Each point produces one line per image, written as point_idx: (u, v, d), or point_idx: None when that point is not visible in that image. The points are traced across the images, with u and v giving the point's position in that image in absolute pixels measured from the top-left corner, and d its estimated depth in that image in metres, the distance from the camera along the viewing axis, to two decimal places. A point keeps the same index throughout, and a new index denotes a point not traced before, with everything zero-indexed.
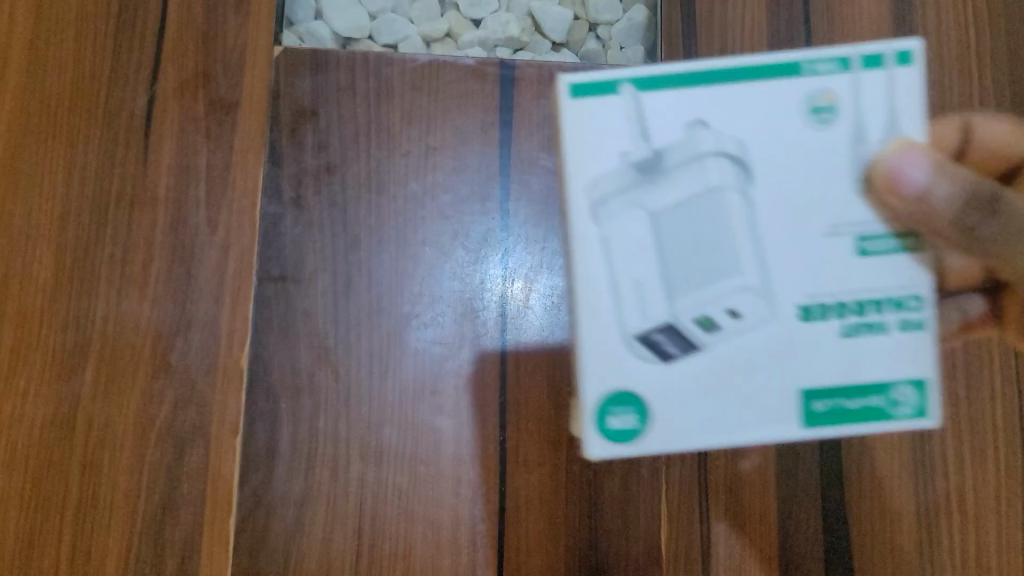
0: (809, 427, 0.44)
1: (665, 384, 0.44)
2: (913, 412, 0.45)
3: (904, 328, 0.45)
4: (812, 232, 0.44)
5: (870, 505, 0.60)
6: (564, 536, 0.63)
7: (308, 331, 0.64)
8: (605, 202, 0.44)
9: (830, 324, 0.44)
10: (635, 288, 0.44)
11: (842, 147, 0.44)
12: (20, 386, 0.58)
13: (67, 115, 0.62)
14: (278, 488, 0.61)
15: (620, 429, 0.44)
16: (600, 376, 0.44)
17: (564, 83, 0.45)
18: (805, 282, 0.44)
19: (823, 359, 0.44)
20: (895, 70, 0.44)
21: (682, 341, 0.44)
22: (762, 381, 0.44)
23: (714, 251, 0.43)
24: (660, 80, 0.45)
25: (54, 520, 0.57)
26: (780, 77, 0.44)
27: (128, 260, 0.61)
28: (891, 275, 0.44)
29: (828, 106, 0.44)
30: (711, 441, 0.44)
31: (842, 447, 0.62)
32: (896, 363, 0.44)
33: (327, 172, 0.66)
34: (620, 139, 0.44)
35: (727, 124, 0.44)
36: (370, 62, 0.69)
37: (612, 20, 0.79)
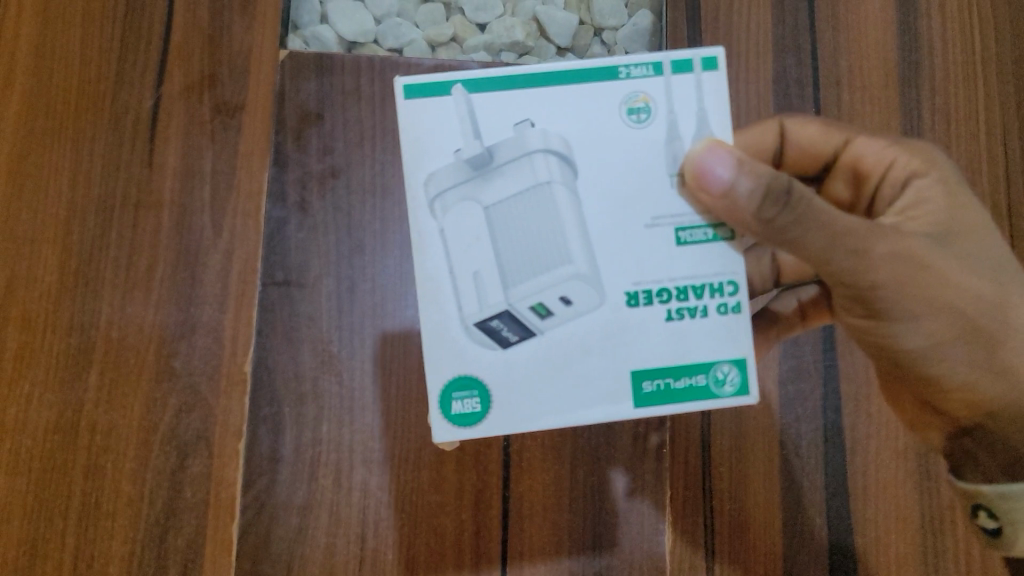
0: (639, 406, 0.47)
1: (507, 367, 0.47)
2: (735, 390, 0.48)
3: (723, 311, 0.48)
4: (630, 224, 0.47)
5: (877, 511, 0.63)
6: (567, 542, 0.62)
7: (311, 336, 0.64)
8: (442, 196, 0.46)
9: (654, 308, 0.47)
10: (473, 277, 0.46)
11: (655, 144, 0.47)
12: (24, 390, 0.58)
13: (72, 117, 0.62)
14: (281, 493, 0.61)
15: (462, 413, 0.47)
16: (444, 362, 0.47)
17: (402, 85, 0.47)
18: (629, 270, 0.47)
19: (648, 343, 0.47)
20: (703, 74, 0.48)
21: (517, 327, 0.47)
22: (597, 364, 0.47)
23: (537, 243, 0.46)
24: (489, 81, 0.47)
25: (56, 524, 0.57)
26: (597, 79, 0.47)
27: (132, 263, 0.61)
28: (708, 262, 0.47)
29: (641, 107, 0.47)
30: (550, 420, 0.47)
31: (846, 456, 0.64)
32: (721, 345, 0.47)
33: (331, 177, 0.66)
34: (454, 138, 0.47)
35: (549, 123, 0.47)
36: (375, 67, 0.69)
37: (617, 25, 0.76)
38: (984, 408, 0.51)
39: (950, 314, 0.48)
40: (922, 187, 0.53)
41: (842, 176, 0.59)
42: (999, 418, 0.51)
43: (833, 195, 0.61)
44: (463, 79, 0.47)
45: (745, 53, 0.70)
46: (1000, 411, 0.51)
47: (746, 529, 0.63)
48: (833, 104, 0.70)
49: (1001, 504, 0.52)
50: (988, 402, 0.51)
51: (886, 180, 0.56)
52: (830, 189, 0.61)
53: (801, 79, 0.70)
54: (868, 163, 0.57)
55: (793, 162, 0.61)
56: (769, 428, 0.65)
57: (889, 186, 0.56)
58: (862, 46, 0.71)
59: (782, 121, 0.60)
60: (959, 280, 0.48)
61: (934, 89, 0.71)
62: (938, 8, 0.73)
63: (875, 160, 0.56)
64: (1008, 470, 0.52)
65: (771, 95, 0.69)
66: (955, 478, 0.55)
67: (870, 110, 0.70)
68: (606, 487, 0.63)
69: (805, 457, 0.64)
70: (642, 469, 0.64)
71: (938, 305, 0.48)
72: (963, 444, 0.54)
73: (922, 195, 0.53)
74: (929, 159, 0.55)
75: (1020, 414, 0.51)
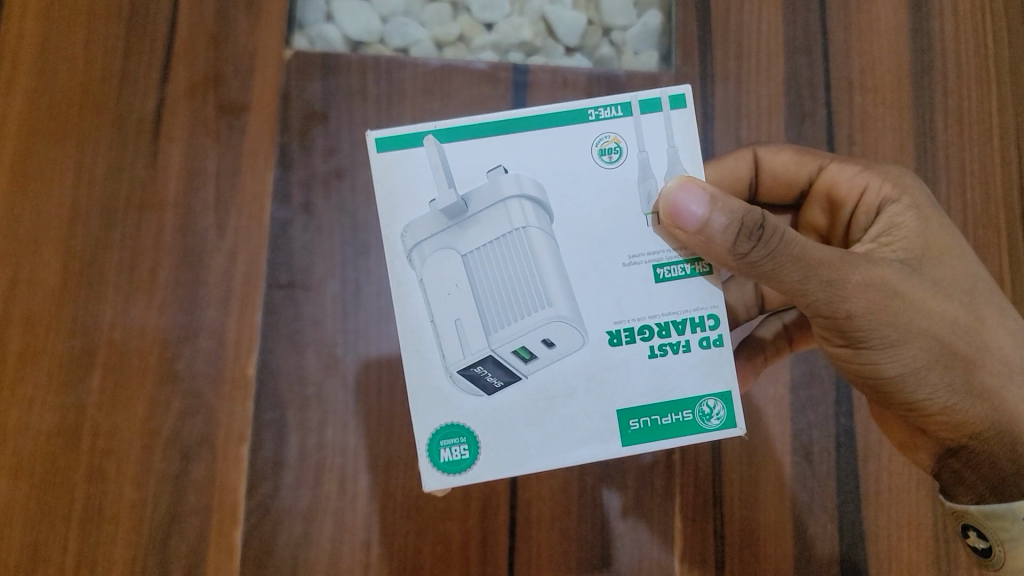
0: (627, 445, 0.45)
1: (493, 413, 0.45)
2: (722, 424, 0.46)
3: (705, 345, 0.46)
4: (609, 265, 0.45)
5: (888, 517, 0.63)
6: (575, 551, 0.61)
7: (317, 339, 0.61)
8: (419, 245, 0.44)
9: (637, 347, 0.45)
10: (453, 324, 0.44)
11: (630, 185, 0.46)
12: (27, 393, 0.59)
13: (77, 120, 0.63)
14: (285, 498, 0.59)
15: (451, 461, 0.44)
16: (430, 410, 0.44)
17: (373, 139, 0.45)
18: (610, 309, 0.45)
19: (632, 382, 0.45)
20: (671, 112, 0.46)
21: (500, 372, 0.44)
22: (582, 407, 0.45)
23: (514, 284, 0.44)
24: (459, 128, 0.45)
25: (59, 526, 0.57)
26: (567, 122, 0.46)
27: (136, 265, 0.61)
28: (690, 297, 0.46)
29: (612, 148, 0.46)
30: (539, 465, 0.45)
31: (858, 463, 0.63)
32: (706, 380, 0.46)
33: (337, 177, 0.64)
34: (428, 189, 0.45)
35: (523, 168, 0.45)
36: (381, 67, 0.66)
37: (626, 25, 0.73)
38: (968, 432, 0.49)
39: (927, 340, 0.47)
40: (896, 211, 0.52)
41: (819, 203, 0.58)
42: (983, 441, 0.49)
43: (812, 221, 0.60)
44: (434, 129, 0.45)
45: (758, 57, 0.69)
46: (984, 435, 0.49)
47: (756, 536, 0.62)
48: (845, 106, 0.69)
49: (988, 523, 0.49)
50: (971, 426, 0.49)
51: (860, 206, 0.55)
52: (808, 215, 0.60)
53: (813, 80, 0.69)
54: (842, 189, 0.56)
55: (769, 189, 0.60)
56: (782, 436, 0.63)
57: (862, 213, 0.55)
58: (874, 47, 0.70)
59: (755, 151, 0.59)
60: (933, 306, 0.47)
61: (947, 91, 0.70)
62: (952, 9, 0.71)
63: (848, 187, 0.55)
64: (995, 489, 0.50)
65: (782, 97, 0.68)
66: (944, 498, 0.53)
67: (883, 112, 0.69)
68: (615, 492, 0.62)
69: (817, 464, 0.63)
70: (652, 477, 0.62)
71: (913, 331, 0.46)
72: (949, 465, 0.52)
73: (896, 220, 0.52)
74: (902, 183, 0.54)
75: (1005, 436, 0.49)
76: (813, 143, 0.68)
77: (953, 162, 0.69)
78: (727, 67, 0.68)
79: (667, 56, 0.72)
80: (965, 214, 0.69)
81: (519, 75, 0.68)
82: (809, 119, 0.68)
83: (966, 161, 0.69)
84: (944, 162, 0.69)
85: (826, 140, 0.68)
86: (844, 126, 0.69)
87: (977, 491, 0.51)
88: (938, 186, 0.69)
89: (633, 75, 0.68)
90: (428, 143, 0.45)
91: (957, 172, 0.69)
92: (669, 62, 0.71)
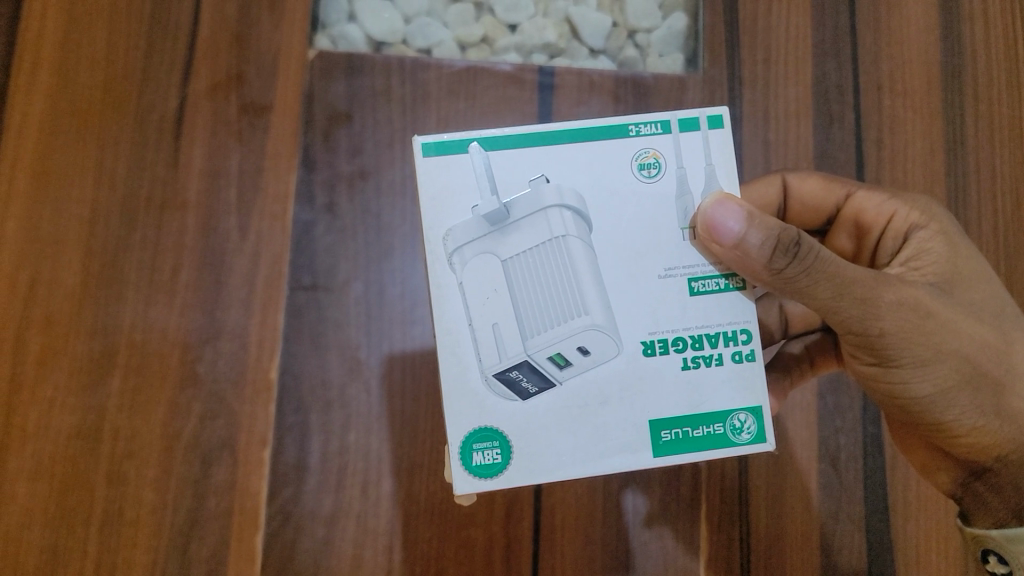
0: (658, 455, 0.44)
1: (525, 418, 0.44)
2: (752, 438, 0.45)
3: (737, 359, 0.45)
4: (645, 275, 0.44)
5: (916, 526, 0.62)
6: (601, 559, 0.60)
7: (339, 342, 0.61)
8: (460, 250, 0.44)
9: (670, 358, 0.44)
10: (491, 329, 0.43)
11: (668, 199, 0.45)
12: (47, 394, 0.58)
13: (99, 119, 0.63)
14: (307, 503, 0.58)
15: (483, 464, 0.43)
16: (464, 412, 0.43)
17: (419, 143, 0.44)
18: (645, 319, 0.44)
19: (665, 393, 0.44)
20: (708, 132, 0.46)
21: (534, 377, 0.43)
22: (617, 416, 0.44)
23: (551, 293, 0.43)
24: (504, 138, 0.45)
25: (79, 529, 0.57)
26: (608, 137, 0.45)
27: (157, 266, 0.61)
28: (723, 312, 0.45)
29: (651, 163, 0.45)
30: (570, 472, 0.44)
31: (886, 472, 0.63)
32: (738, 393, 0.45)
33: (361, 178, 0.63)
34: (471, 194, 0.44)
35: (563, 180, 0.44)
36: (406, 67, 0.66)
37: (651, 27, 0.73)
38: (993, 454, 0.49)
39: (958, 361, 0.46)
40: (924, 237, 0.52)
41: (846, 229, 0.57)
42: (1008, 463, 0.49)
43: (838, 247, 0.59)
44: (479, 136, 0.44)
45: (785, 58, 0.68)
46: (1010, 457, 0.48)
47: (783, 546, 0.61)
48: (873, 110, 0.68)
49: (1011, 547, 0.48)
50: (994, 448, 0.48)
51: (888, 232, 0.54)
52: (833, 241, 0.59)
53: (842, 84, 0.68)
54: (868, 215, 0.55)
55: (796, 216, 0.59)
56: (809, 443, 0.63)
57: (889, 238, 0.54)
58: (904, 50, 0.70)
59: (784, 176, 0.59)
60: (964, 327, 0.47)
61: (977, 95, 0.69)
62: (981, 13, 0.71)
63: (876, 213, 0.55)
64: (1018, 514, 0.49)
65: (810, 100, 0.68)
66: (964, 522, 0.52)
67: (912, 116, 0.68)
68: (641, 499, 0.61)
69: (843, 471, 0.62)
70: (679, 486, 0.61)
71: (944, 351, 0.46)
72: (973, 488, 0.51)
73: (924, 246, 0.52)
74: (929, 211, 0.53)
75: None
76: (840, 147, 0.67)
77: (983, 167, 0.68)
78: (755, 71, 0.68)
79: (694, 58, 0.71)
80: (996, 219, 0.68)
81: (546, 77, 0.67)
82: (837, 123, 0.68)
83: (997, 167, 0.68)
84: (974, 167, 0.68)
85: (853, 144, 0.67)
86: (873, 130, 0.68)
87: (999, 515, 0.50)
88: (968, 191, 0.68)
89: (660, 78, 0.67)
90: (473, 150, 0.44)
91: (987, 176, 0.68)
92: (695, 67, 0.70)
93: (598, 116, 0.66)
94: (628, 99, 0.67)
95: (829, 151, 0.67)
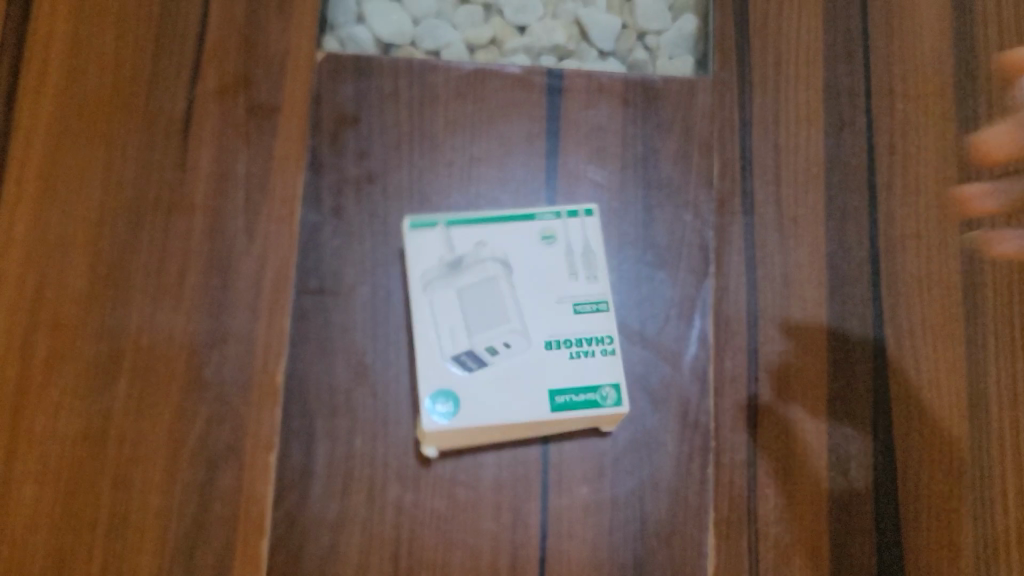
0: (554, 413, 0.58)
1: (468, 387, 0.57)
2: (614, 403, 0.58)
3: (605, 352, 0.59)
4: (545, 302, 0.60)
5: (930, 546, 0.58)
6: (607, 567, 0.60)
7: (346, 346, 0.61)
8: (431, 284, 0.60)
9: (559, 352, 0.59)
10: (449, 329, 0.59)
11: (559, 255, 0.62)
12: (53, 399, 0.57)
13: (106, 120, 0.62)
14: (313, 508, 0.59)
15: (441, 413, 0.57)
16: (428, 383, 0.57)
17: (406, 222, 0.61)
18: (546, 326, 0.60)
19: (556, 371, 0.59)
20: (585, 219, 0.63)
21: (474, 358, 0.58)
22: (526, 384, 0.58)
23: (493, 305, 0.60)
24: (457, 219, 0.62)
25: (85, 535, 0.56)
26: (519, 220, 0.62)
27: (163, 270, 0.60)
28: (595, 325, 0.60)
29: (550, 235, 0.62)
30: (495, 421, 0.57)
31: (897, 488, 0.60)
32: (604, 370, 0.59)
33: (368, 181, 0.64)
34: (437, 251, 0.61)
35: (494, 244, 0.62)
36: (414, 70, 0.66)
37: (661, 29, 0.73)
38: None
39: None
40: None
41: None
42: None
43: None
44: (445, 218, 0.62)
45: (794, 61, 0.68)
46: None
47: (792, 557, 0.60)
48: (886, 113, 0.65)
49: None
50: None
51: None
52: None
53: (853, 89, 0.66)
54: None
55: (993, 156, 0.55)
56: (818, 451, 0.62)
57: None
58: (916, 47, 0.65)
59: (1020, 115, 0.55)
60: None
61: None
62: None
63: None
64: None
65: (821, 104, 0.67)
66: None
67: (928, 118, 0.64)
68: (647, 506, 0.61)
69: (854, 478, 0.61)
70: (686, 493, 0.61)
71: None
72: None
73: None
74: None
75: None
76: (852, 152, 0.65)
77: (1018, 161, 0.58)
78: (765, 74, 0.68)
79: (703, 61, 0.71)
80: None
81: (554, 80, 0.67)
82: (848, 128, 0.66)
83: None
84: (1007, 162, 0.58)
85: (865, 148, 0.65)
86: (884, 133, 0.65)
87: None
88: None
89: (670, 81, 0.68)
90: (439, 228, 0.61)
91: None
92: (706, 70, 0.70)
93: (607, 120, 0.67)
94: (637, 102, 0.67)
95: (839, 156, 0.65)
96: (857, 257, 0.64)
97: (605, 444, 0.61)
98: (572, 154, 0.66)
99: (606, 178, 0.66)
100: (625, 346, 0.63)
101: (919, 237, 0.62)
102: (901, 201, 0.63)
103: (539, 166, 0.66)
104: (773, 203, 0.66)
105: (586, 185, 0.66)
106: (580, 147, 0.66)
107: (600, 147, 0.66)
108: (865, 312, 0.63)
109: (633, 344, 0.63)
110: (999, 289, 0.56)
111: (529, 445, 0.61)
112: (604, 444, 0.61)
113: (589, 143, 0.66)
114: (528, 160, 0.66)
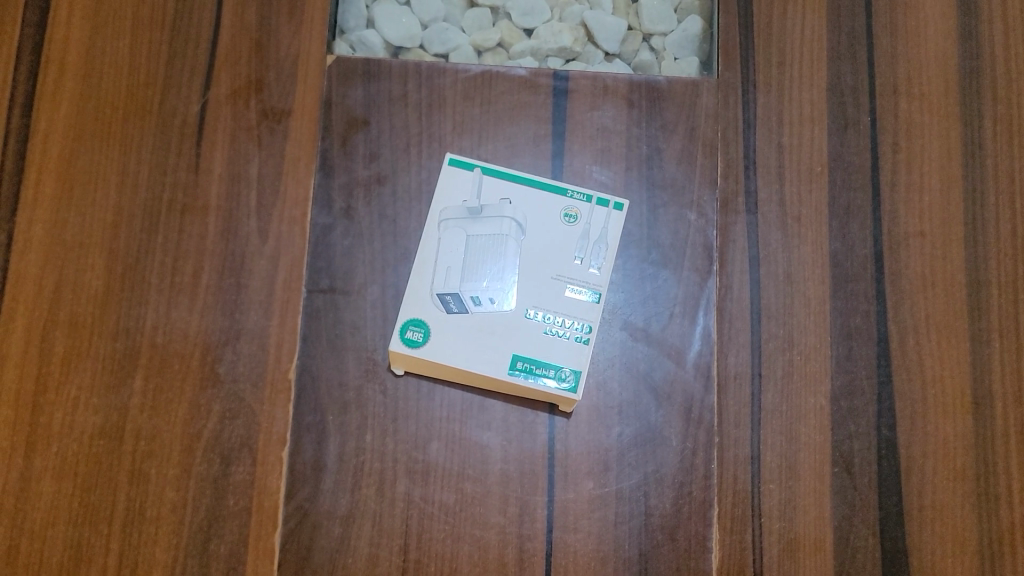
0: (507, 375, 0.61)
1: (444, 325, 0.62)
2: (567, 387, 0.61)
3: (579, 339, 0.62)
4: (542, 276, 0.64)
5: (931, 534, 0.61)
6: (613, 561, 0.60)
7: (357, 344, 0.62)
8: (446, 222, 0.64)
9: (537, 324, 0.62)
10: (444, 269, 0.63)
11: (574, 238, 0.64)
12: (71, 394, 0.59)
13: (122, 124, 0.64)
14: (324, 502, 0.60)
15: (409, 338, 0.61)
16: (411, 306, 0.62)
17: (447, 156, 0.66)
18: (536, 298, 0.63)
19: (526, 339, 0.62)
20: (611, 211, 0.65)
21: (457, 302, 0.62)
22: (495, 342, 0.62)
23: (490, 263, 0.63)
24: (497, 172, 0.65)
25: (101, 527, 0.58)
26: (551, 191, 0.65)
27: (178, 269, 0.62)
28: (583, 312, 0.63)
29: (572, 215, 0.65)
30: (455, 363, 0.61)
31: (901, 480, 0.62)
32: (573, 355, 0.62)
33: (378, 183, 0.65)
34: (462, 194, 0.65)
35: (519, 207, 0.65)
36: (422, 72, 0.67)
37: (667, 31, 0.73)
38: None
39: None
40: None
41: None
42: None
43: None
44: (483, 166, 0.65)
45: (799, 60, 0.68)
46: None
47: (796, 550, 0.61)
48: (890, 113, 0.67)
49: None
50: None
51: None
52: None
53: (857, 88, 0.67)
54: None
55: None
56: (822, 446, 0.62)
57: None
58: (922, 53, 0.68)
59: None
60: None
61: (997, 96, 0.67)
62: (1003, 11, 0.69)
63: None
64: None
65: (826, 104, 0.67)
66: None
67: (930, 119, 0.67)
68: (653, 500, 0.61)
69: (857, 476, 0.62)
70: (691, 488, 0.61)
71: None
72: None
73: None
74: None
75: None
76: (856, 151, 0.66)
77: (1002, 169, 0.66)
78: (769, 73, 0.68)
79: (708, 62, 0.72)
80: (1017, 222, 0.65)
81: (560, 82, 0.67)
82: (852, 127, 0.67)
83: (1018, 168, 0.66)
84: (992, 170, 0.66)
85: (869, 147, 0.66)
86: (889, 133, 0.67)
87: None
88: (986, 194, 0.66)
89: (675, 82, 0.68)
90: (474, 172, 0.65)
91: (1007, 181, 0.66)
92: (710, 71, 0.71)
93: (612, 121, 0.67)
94: (641, 104, 0.67)
95: (843, 154, 0.66)
96: (861, 254, 0.65)
97: (612, 439, 0.62)
98: (578, 155, 0.66)
99: (612, 178, 0.66)
100: (629, 343, 0.63)
101: (922, 235, 0.65)
102: (904, 200, 0.66)
103: (545, 167, 0.66)
104: (776, 202, 0.66)
105: (591, 185, 0.66)
106: (586, 148, 0.66)
107: (606, 147, 0.67)
108: (869, 309, 0.64)
109: (636, 342, 0.63)
110: (1005, 291, 0.64)
111: (537, 439, 0.62)
112: (611, 440, 0.62)
113: (595, 144, 0.66)
114: (535, 162, 0.66)
